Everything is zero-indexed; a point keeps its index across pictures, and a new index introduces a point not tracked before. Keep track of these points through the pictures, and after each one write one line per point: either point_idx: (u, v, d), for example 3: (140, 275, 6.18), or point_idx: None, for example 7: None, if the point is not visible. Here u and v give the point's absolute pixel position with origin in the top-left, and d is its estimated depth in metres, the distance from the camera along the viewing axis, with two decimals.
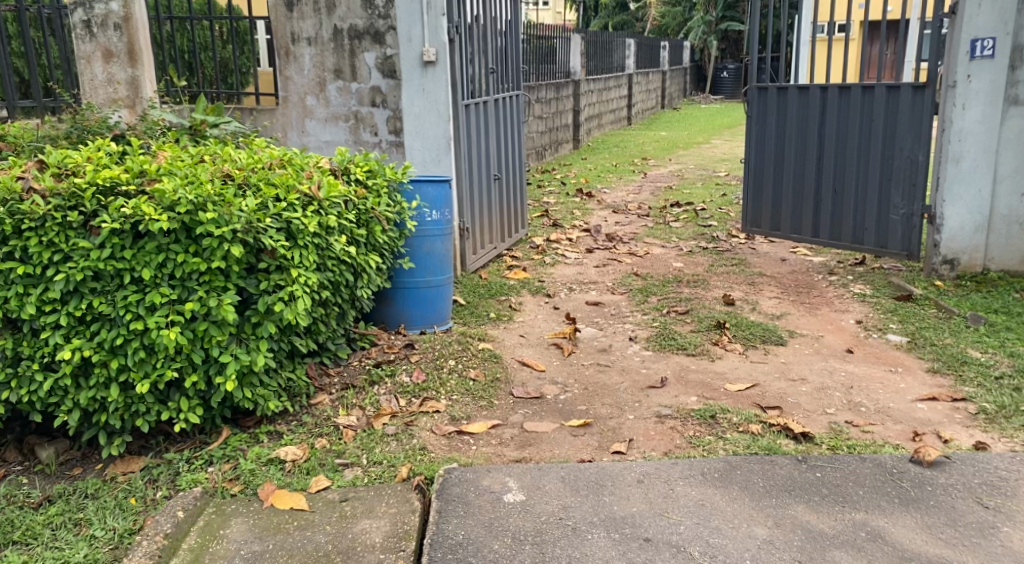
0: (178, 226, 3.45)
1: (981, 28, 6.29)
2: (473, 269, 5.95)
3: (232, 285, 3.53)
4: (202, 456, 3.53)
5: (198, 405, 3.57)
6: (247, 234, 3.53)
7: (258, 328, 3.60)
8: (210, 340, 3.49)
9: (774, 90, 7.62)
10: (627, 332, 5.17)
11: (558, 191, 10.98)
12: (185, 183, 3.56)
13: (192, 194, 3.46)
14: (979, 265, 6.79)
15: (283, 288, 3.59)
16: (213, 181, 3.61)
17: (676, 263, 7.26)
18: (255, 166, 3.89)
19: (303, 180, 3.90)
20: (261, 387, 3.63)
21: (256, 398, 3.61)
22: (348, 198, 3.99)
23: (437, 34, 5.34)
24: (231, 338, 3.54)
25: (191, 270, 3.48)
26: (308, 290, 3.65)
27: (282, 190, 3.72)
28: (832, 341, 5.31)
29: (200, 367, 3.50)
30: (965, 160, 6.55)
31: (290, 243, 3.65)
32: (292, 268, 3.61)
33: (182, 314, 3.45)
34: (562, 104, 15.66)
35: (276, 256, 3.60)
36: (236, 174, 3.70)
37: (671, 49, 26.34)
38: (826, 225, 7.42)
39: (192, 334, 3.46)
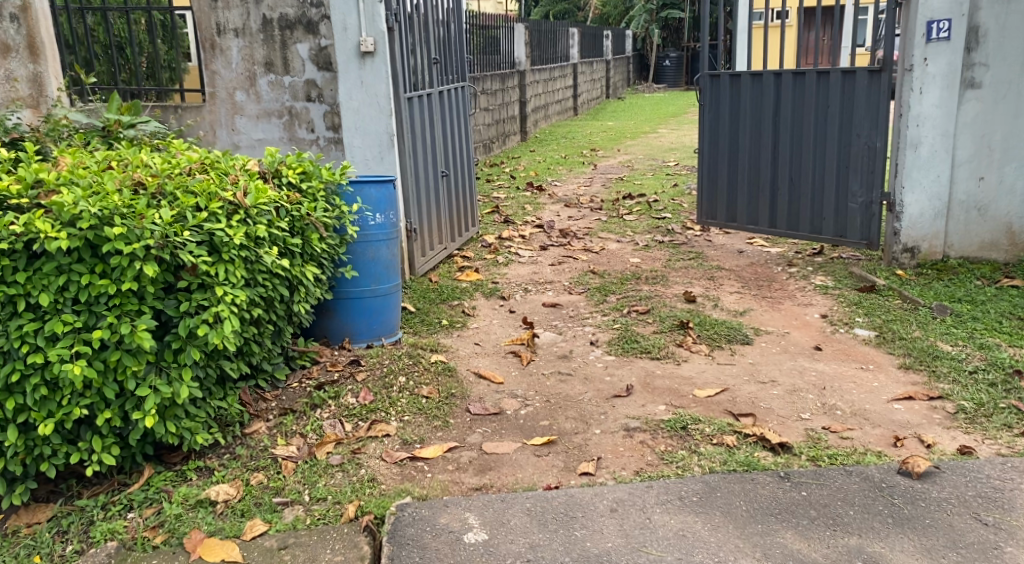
0: (81, 243, 3.10)
1: (936, 10, 6.13)
2: (422, 272, 5.62)
3: (147, 308, 3.18)
4: (120, 501, 3.17)
5: (113, 444, 3.20)
6: (162, 251, 3.19)
7: (180, 354, 3.26)
8: (125, 371, 3.13)
9: (726, 77, 7.39)
10: (588, 336, 4.89)
11: (508, 185, 10.71)
12: (89, 195, 3.21)
13: (96, 207, 3.11)
14: (939, 252, 6.66)
15: (207, 309, 3.25)
16: (121, 192, 3.27)
17: (633, 259, 7.04)
18: (170, 172, 3.54)
19: (227, 186, 3.55)
20: (187, 419, 3.29)
21: (181, 432, 3.26)
22: (279, 203, 3.64)
23: (375, 22, 4.99)
24: (150, 368, 3.19)
25: (98, 292, 3.12)
26: (236, 309, 3.31)
27: (202, 199, 3.37)
28: (799, 338, 5.10)
29: (114, 402, 3.15)
30: (923, 145, 6.39)
31: (214, 258, 3.31)
32: (217, 286, 3.27)
33: (89, 343, 3.09)
34: (508, 96, 15.40)
35: (197, 273, 3.26)
36: (148, 182, 3.36)
37: (615, 39, 26.26)
38: (783, 216, 7.23)
39: (103, 366, 3.10)
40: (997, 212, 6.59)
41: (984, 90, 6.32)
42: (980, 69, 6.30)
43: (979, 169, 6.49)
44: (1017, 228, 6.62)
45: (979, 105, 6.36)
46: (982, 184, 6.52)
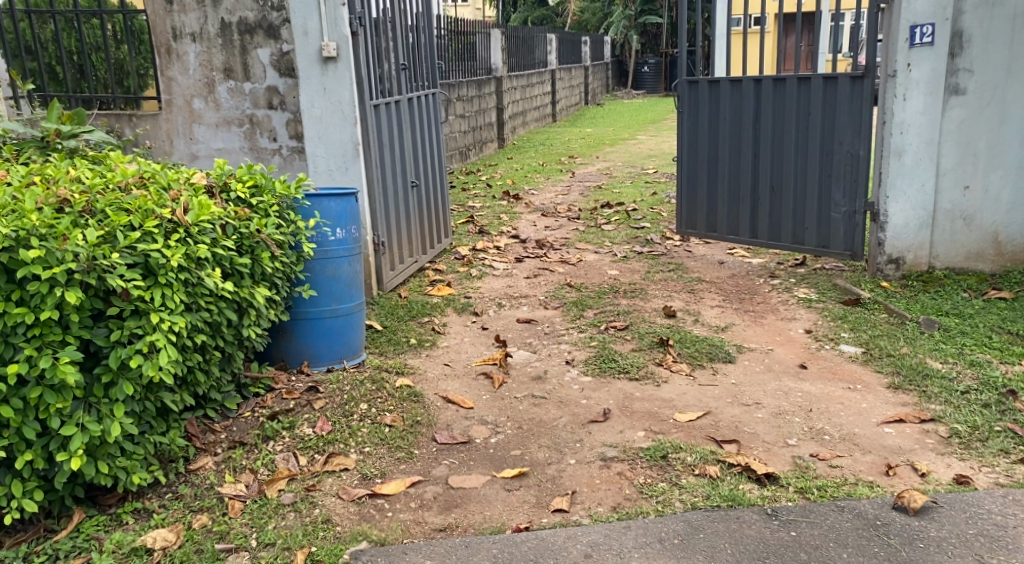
0: None
1: (919, 13, 5.97)
2: (392, 287, 5.37)
3: (72, 338, 2.95)
4: (44, 551, 2.92)
5: (37, 488, 2.95)
6: (89, 274, 2.97)
7: (111, 388, 3.01)
8: (48, 408, 2.90)
9: (705, 83, 7.21)
10: (564, 354, 4.67)
11: (484, 194, 10.48)
12: (5, 215, 3.00)
13: (12, 227, 2.90)
14: (924, 263, 6.50)
15: (141, 338, 3.02)
16: (43, 211, 3.05)
17: (612, 271, 6.84)
18: (103, 188, 3.33)
19: (167, 202, 3.33)
20: (122, 458, 3.04)
21: (114, 472, 3.02)
22: (224, 219, 3.41)
23: (337, 26, 4.76)
24: (77, 403, 2.96)
25: (16, 322, 2.89)
26: (174, 337, 3.08)
27: (136, 217, 3.15)
28: (783, 356, 4.90)
29: (38, 442, 2.91)
30: (907, 153, 6.23)
31: (148, 282, 3.09)
32: (152, 312, 3.05)
33: (6, 378, 2.86)
34: (485, 103, 15.18)
35: (130, 298, 3.04)
36: (75, 199, 3.15)
37: (592, 45, 26.14)
38: (764, 226, 7.05)
39: (22, 403, 2.87)
40: (983, 221, 6.43)
41: (969, 96, 6.16)
42: (964, 74, 6.13)
43: (964, 178, 6.33)
44: (1003, 238, 6.46)
45: (963, 112, 6.20)
46: (967, 194, 6.36)
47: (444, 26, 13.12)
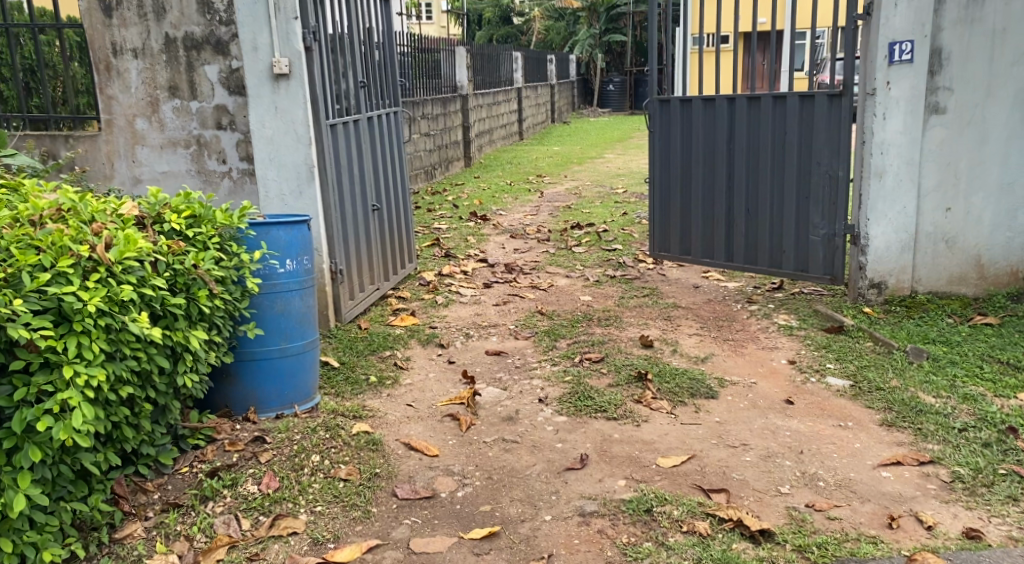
0: None
1: (898, 30, 5.77)
2: (351, 317, 5.03)
3: None
4: None
5: None
6: None
7: (16, 454, 2.71)
8: None
9: (677, 102, 6.96)
10: (536, 391, 4.35)
11: (450, 215, 10.17)
12: None
13: None
14: (906, 287, 6.29)
15: (52, 396, 2.73)
16: None
17: (585, 297, 6.58)
18: (13, 222, 3.02)
19: (87, 237, 3.04)
20: (31, 532, 2.74)
21: (21, 549, 2.71)
22: (154, 255, 3.12)
23: (290, 41, 4.45)
24: None
25: None
26: (91, 393, 2.79)
27: (48, 256, 2.86)
28: (768, 390, 4.62)
29: None
30: (887, 173, 6.03)
31: (61, 330, 2.79)
32: (65, 365, 2.75)
33: None
34: (450, 121, 14.90)
35: (38, 351, 2.74)
36: None
37: (558, 63, 26.03)
38: (740, 249, 6.81)
39: None
40: (966, 243, 6.24)
41: (949, 115, 5.99)
42: (943, 93, 5.96)
43: (946, 200, 6.14)
44: (986, 261, 6.27)
45: (943, 132, 6.02)
46: (949, 215, 6.17)
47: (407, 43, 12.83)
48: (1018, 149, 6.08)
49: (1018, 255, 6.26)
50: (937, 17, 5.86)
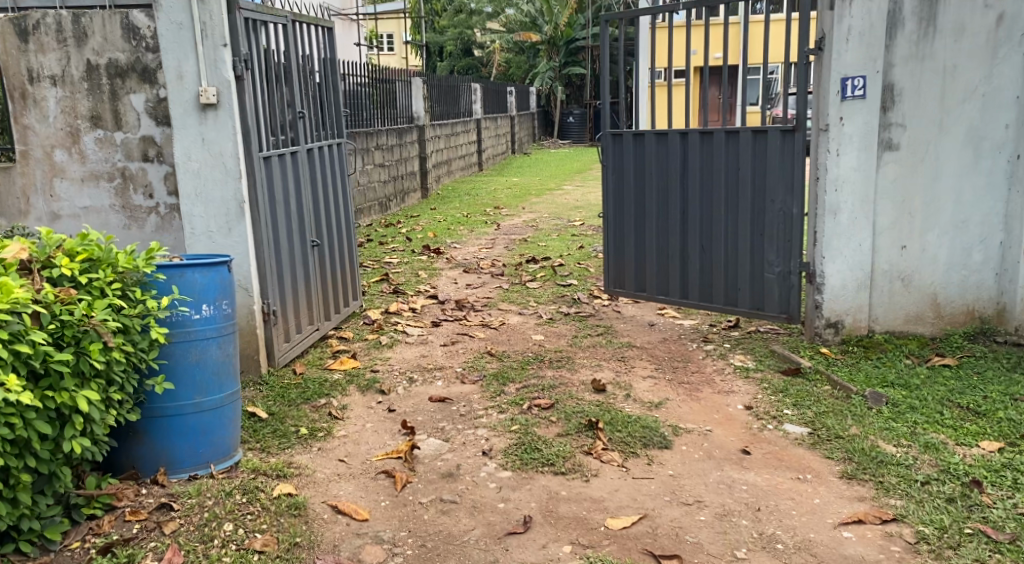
0: None
1: (850, 66, 5.75)
2: (284, 361, 4.79)
3: None
4: None
5: None
6: None
7: None
8: None
9: (630, 137, 6.83)
10: (480, 443, 4.10)
11: (403, 248, 9.92)
12: None
13: None
14: (864, 326, 6.20)
15: None
16: None
17: (536, 336, 6.33)
18: None
19: None
20: None
21: None
22: (36, 307, 3.07)
23: (218, 70, 4.32)
24: None
25: None
26: None
27: None
28: (724, 440, 4.39)
29: None
30: (842, 212, 5.97)
31: None
32: None
33: None
34: (406, 151, 14.70)
35: None
36: None
37: (518, 95, 26.00)
38: (695, 287, 6.68)
39: None
40: (922, 282, 6.18)
41: (902, 151, 5.96)
42: (897, 129, 5.93)
43: (901, 237, 6.09)
44: (943, 300, 6.20)
45: (897, 168, 5.99)
46: (904, 253, 6.12)
47: (361, 73, 12.62)
48: (970, 187, 6.01)
49: (973, 294, 6.17)
50: (889, 53, 5.85)
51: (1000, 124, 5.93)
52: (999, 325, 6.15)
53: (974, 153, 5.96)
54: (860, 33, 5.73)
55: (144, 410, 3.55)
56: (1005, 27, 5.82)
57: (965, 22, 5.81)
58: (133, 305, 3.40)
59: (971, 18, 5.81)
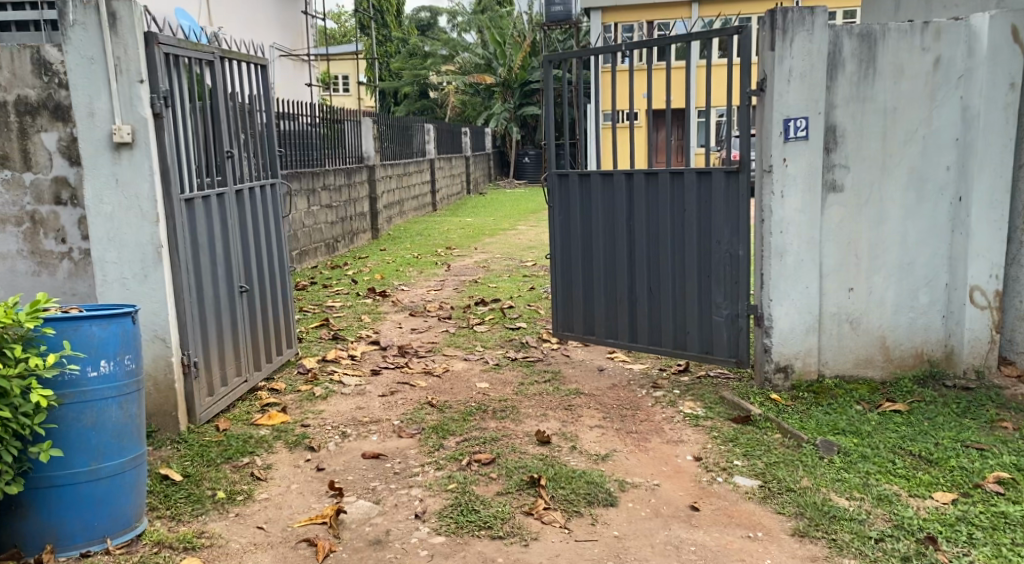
0: None
1: (792, 107, 5.82)
2: (206, 418, 4.77)
3: None
4: None
5: None
6: None
7: None
8: None
9: (575, 177, 6.85)
10: (413, 505, 4.01)
11: (348, 290, 9.69)
12: None
13: None
14: (814, 371, 6.12)
15: None
16: None
17: (481, 384, 6.07)
18: None
19: None
20: None
21: None
22: None
23: (134, 107, 4.41)
24: None
25: None
26: None
27: None
28: (670, 495, 4.19)
29: None
30: (788, 253, 5.96)
31: None
32: None
33: None
34: (355, 193, 14.50)
35: None
36: None
37: (472, 137, 25.94)
38: (645, 330, 6.64)
39: None
40: (870, 325, 6.19)
41: (846, 193, 6.04)
42: (840, 171, 6.02)
43: (848, 279, 6.13)
44: (891, 342, 6.23)
45: (842, 210, 6.06)
46: (852, 296, 6.15)
47: (309, 113, 12.41)
48: (915, 228, 6.16)
49: (921, 336, 6.26)
50: (831, 94, 5.96)
51: (941, 165, 6.12)
52: (947, 368, 6.26)
53: (917, 194, 6.13)
54: (800, 75, 5.81)
55: (31, 480, 3.69)
56: (941, 71, 6.03)
57: (903, 65, 5.99)
58: (13, 364, 3.54)
59: (909, 62, 5.99)
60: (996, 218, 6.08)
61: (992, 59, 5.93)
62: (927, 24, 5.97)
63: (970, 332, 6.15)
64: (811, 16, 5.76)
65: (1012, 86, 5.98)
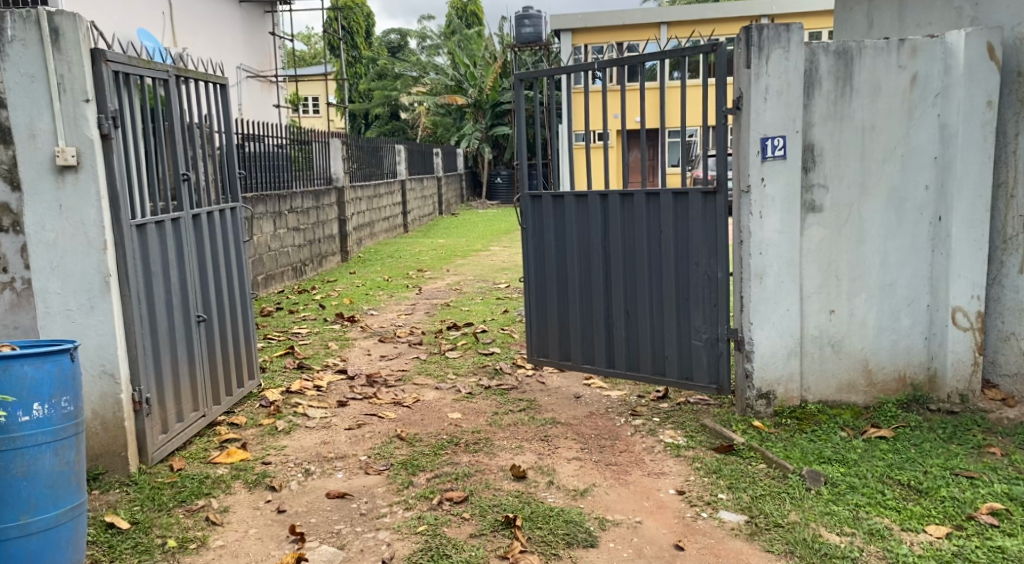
0: None
1: (769, 125, 5.68)
2: (159, 458, 4.69)
3: None
4: None
5: None
6: None
7: None
8: None
9: (548, 198, 6.66)
10: (379, 549, 3.87)
11: (316, 315, 9.46)
12: None
13: None
14: (796, 396, 5.95)
15: None
16: None
17: (453, 414, 5.86)
18: None
19: None
20: None
21: None
22: None
23: (80, 128, 4.34)
24: None
25: None
26: None
27: None
28: (653, 533, 4.07)
29: None
30: (768, 275, 5.80)
31: None
32: None
33: None
34: (324, 215, 14.25)
35: None
36: None
37: (444, 157, 25.75)
38: (622, 356, 6.45)
39: None
40: (852, 348, 6.04)
41: (825, 213, 5.90)
42: (819, 191, 5.88)
43: (829, 301, 5.98)
44: (874, 366, 6.07)
45: (822, 231, 5.92)
46: (833, 318, 5.99)
47: (277, 135, 12.18)
48: (895, 249, 6.02)
49: (903, 359, 6.12)
50: (808, 113, 5.83)
51: (920, 184, 6.00)
52: (931, 392, 6.12)
53: (897, 214, 5.99)
54: (777, 93, 5.66)
55: None
56: (918, 89, 5.92)
57: (880, 83, 5.87)
58: None
59: (886, 80, 5.87)
60: (977, 237, 5.95)
61: (969, 76, 5.81)
62: (904, 42, 5.85)
63: (954, 354, 6.01)
64: (787, 33, 5.63)
65: (990, 104, 5.85)
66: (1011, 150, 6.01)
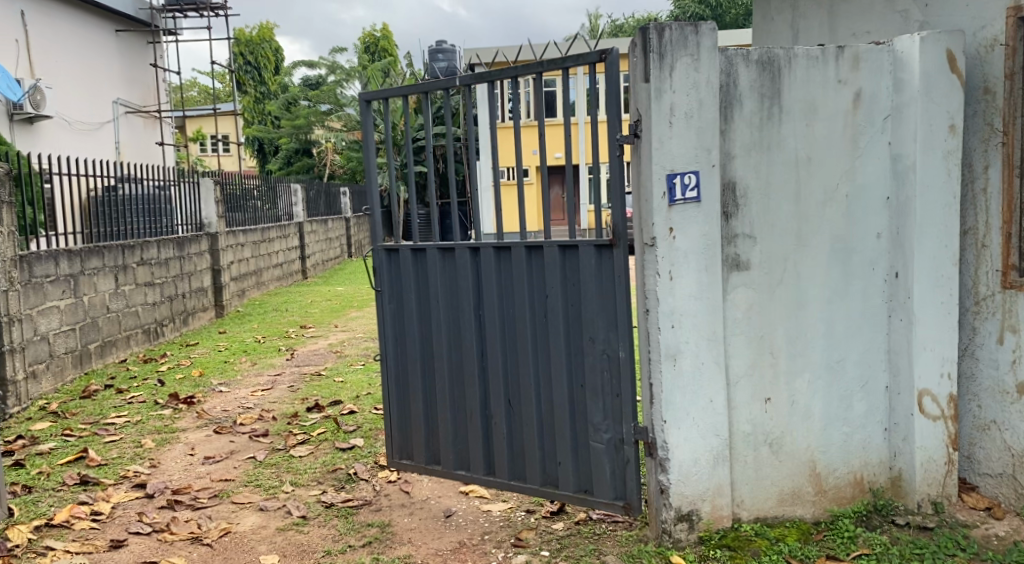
0: None
1: (676, 157, 4.29)
2: None
3: None
4: None
5: None
6: None
7: None
8: None
9: (407, 251, 5.16)
10: None
11: (149, 398, 7.89)
12: None
13: None
14: (727, 514, 4.51)
15: None
16: None
17: (270, 558, 4.52)
18: None
19: None
20: None
21: None
22: None
23: None
24: None
25: None
26: None
27: None
28: None
29: None
30: (684, 356, 4.38)
31: None
32: None
33: None
34: (194, 265, 12.58)
35: None
36: None
37: (353, 197, 24.16)
38: (503, 461, 4.94)
39: None
40: (795, 446, 4.64)
41: (753, 272, 4.52)
42: (744, 242, 4.50)
43: (763, 387, 4.58)
44: (823, 469, 4.67)
45: (750, 294, 4.53)
46: (769, 409, 4.59)
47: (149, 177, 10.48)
48: (843, 315, 4.66)
49: (859, 458, 4.73)
50: (726, 140, 4.45)
51: (871, 232, 4.67)
52: (896, 499, 4.74)
53: (843, 270, 4.65)
54: (685, 114, 4.28)
55: None
56: (863, 111, 4.61)
57: (816, 102, 4.54)
58: None
59: (824, 97, 4.54)
60: (944, 300, 4.63)
61: (926, 92, 4.52)
62: (843, 50, 4.54)
63: (922, 450, 4.65)
64: (695, 35, 4.26)
65: (952, 129, 4.58)
66: (979, 187, 4.70)
